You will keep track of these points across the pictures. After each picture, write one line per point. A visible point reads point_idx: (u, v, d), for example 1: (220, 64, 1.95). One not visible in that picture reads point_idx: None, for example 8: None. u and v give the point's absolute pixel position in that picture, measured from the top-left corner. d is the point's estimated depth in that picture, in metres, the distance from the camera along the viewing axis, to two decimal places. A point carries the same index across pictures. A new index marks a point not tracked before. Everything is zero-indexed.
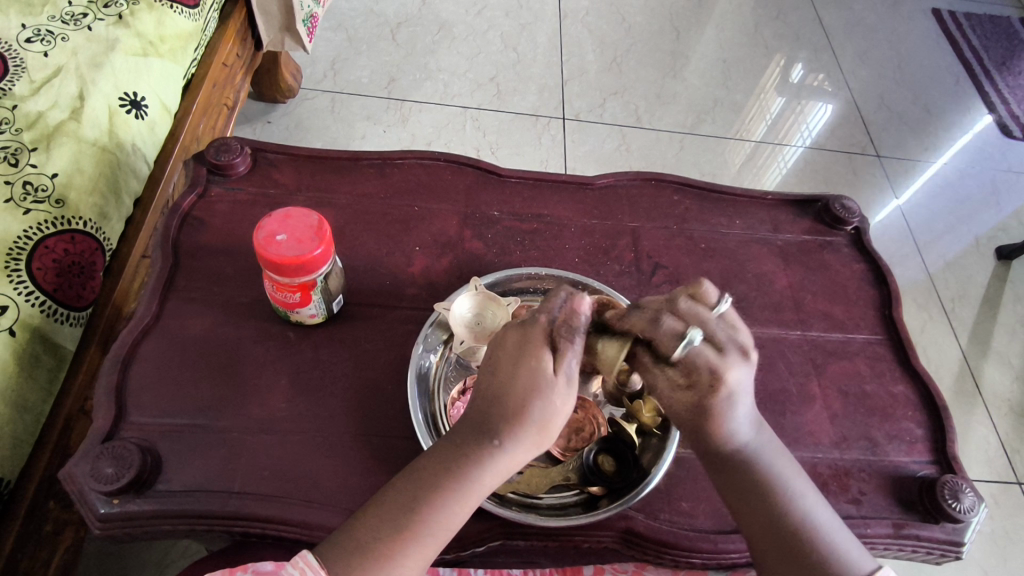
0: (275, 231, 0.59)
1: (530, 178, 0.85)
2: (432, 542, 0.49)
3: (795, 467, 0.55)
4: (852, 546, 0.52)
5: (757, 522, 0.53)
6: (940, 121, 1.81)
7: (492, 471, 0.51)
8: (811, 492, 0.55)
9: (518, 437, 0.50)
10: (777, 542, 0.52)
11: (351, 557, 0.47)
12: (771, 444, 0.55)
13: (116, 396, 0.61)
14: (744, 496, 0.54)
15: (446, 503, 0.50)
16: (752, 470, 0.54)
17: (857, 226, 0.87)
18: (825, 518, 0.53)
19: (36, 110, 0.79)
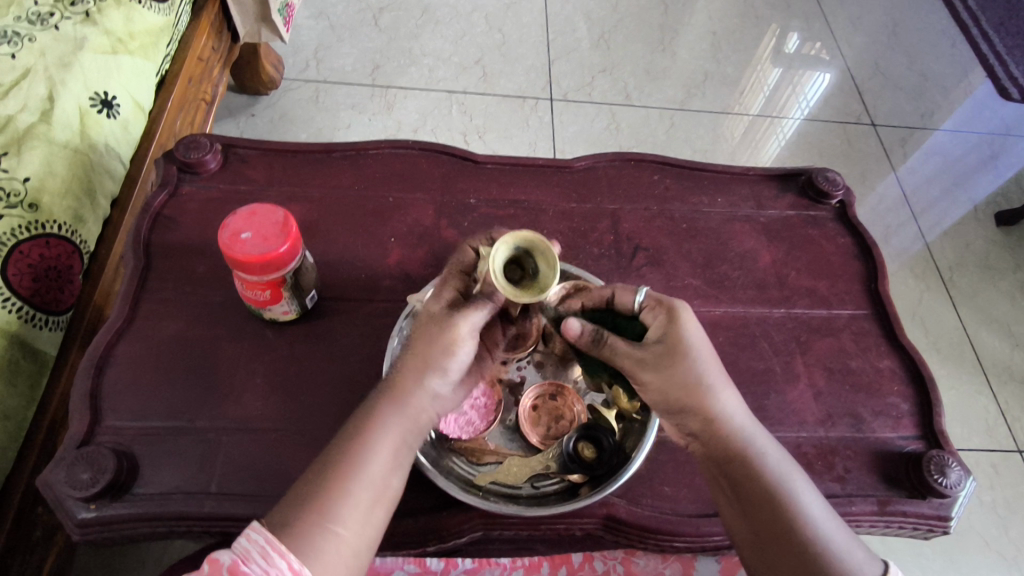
0: (239, 229, 0.58)
1: (507, 163, 0.83)
2: (360, 484, 0.47)
3: (796, 468, 0.54)
4: (855, 547, 0.49)
5: (763, 521, 0.50)
6: (936, 87, 1.78)
7: (402, 402, 0.51)
8: (813, 494, 0.52)
9: (422, 365, 0.51)
10: (788, 541, 0.49)
11: (291, 515, 0.45)
12: (773, 445, 0.54)
13: (92, 401, 0.61)
14: (753, 493, 0.51)
15: (367, 441, 0.49)
16: (756, 460, 0.52)
17: (842, 198, 0.86)
18: (828, 519, 0.51)
19: (4, 114, 0.78)
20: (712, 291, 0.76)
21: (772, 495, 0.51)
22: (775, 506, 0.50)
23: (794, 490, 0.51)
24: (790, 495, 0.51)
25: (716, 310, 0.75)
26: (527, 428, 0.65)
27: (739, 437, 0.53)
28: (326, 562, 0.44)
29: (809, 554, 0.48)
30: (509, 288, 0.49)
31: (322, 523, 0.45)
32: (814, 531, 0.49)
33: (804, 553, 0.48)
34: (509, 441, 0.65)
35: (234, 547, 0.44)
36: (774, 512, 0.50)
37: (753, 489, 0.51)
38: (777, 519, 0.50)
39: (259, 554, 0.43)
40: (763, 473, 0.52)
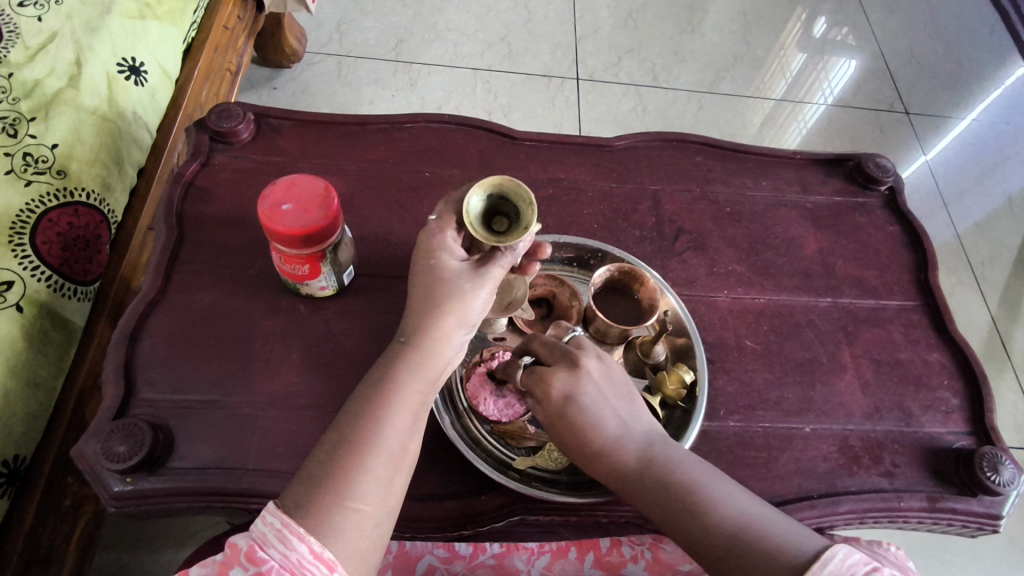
0: (279, 200, 0.56)
1: (545, 140, 0.81)
2: (378, 456, 0.45)
3: (712, 469, 0.50)
4: (792, 529, 0.44)
5: (688, 538, 0.47)
6: (973, 75, 1.73)
7: (412, 365, 0.49)
8: (736, 489, 0.48)
9: (432, 325, 0.49)
10: (713, 551, 0.45)
11: (307, 491, 0.44)
12: (681, 452, 0.52)
13: (126, 373, 0.60)
14: (664, 513, 0.48)
15: (381, 411, 0.47)
16: (658, 477, 0.50)
17: (891, 185, 0.83)
18: (757, 510, 0.46)
19: (32, 78, 0.76)
20: (756, 278, 0.74)
21: (682, 509, 0.47)
22: (690, 516, 0.47)
23: (708, 490, 0.48)
24: (699, 500, 0.47)
25: (761, 297, 0.72)
26: None
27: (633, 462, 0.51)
28: (350, 538, 0.43)
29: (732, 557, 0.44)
30: (489, 236, 0.50)
31: (342, 499, 0.43)
32: (737, 530, 0.45)
33: (731, 556, 0.44)
34: None
35: (250, 531, 0.42)
36: (690, 523, 0.46)
37: (664, 509, 0.48)
38: (693, 531, 0.46)
39: (276, 537, 0.41)
40: (671, 485, 0.49)
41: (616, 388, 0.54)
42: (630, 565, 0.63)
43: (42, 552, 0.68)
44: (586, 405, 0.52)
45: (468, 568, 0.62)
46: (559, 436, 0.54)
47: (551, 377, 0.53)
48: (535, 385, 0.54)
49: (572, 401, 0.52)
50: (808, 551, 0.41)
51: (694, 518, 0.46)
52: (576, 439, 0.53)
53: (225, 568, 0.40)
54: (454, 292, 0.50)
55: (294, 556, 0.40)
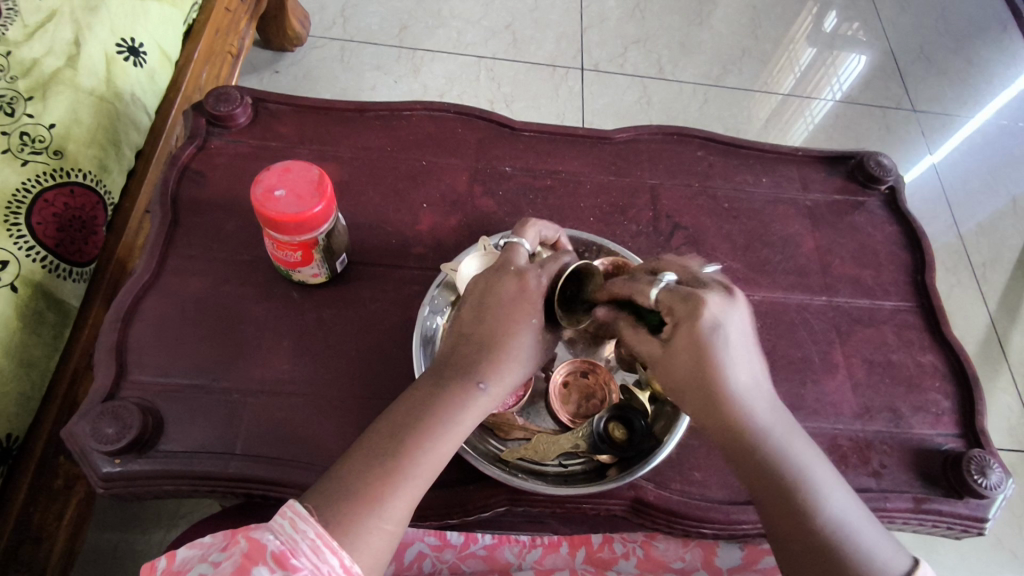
0: (273, 185, 0.56)
1: (545, 132, 0.80)
2: (419, 488, 0.47)
3: (821, 454, 0.48)
4: (882, 543, 0.44)
5: (780, 518, 0.45)
6: (983, 75, 1.71)
7: (473, 411, 0.50)
8: (838, 481, 0.47)
9: (502, 378, 0.51)
10: (802, 542, 0.44)
11: (341, 505, 0.44)
12: (795, 426, 0.48)
13: (117, 355, 0.60)
14: (766, 488, 0.46)
15: (434, 447, 0.48)
16: (770, 450, 0.47)
17: (892, 184, 0.82)
18: (858, 516, 0.45)
19: (30, 57, 0.76)
20: (752, 275, 0.73)
21: (790, 493, 0.45)
22: (791, 500, 0.45)
23: (815, 483, 0.46)
24: (809, 492, 0.45)
25: (755, 294, 0.72)
26: (558, 406, 0.63)
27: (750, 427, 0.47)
28: (379, 560, 0.44)
29: (827, 556, 0.43)
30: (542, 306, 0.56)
31: (382, 520, 0.44)
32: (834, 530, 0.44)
33: (817, 555, 0.43)
34: (538, 417, 0.64)
35: (279, 532, 0.41)
36: (792, 509, 0.45)
37: (767, 483, 0.46)
38: (794, 519, 0.45)
39: (310, 547, 0.41)
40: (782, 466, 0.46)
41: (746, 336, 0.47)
42: (621, 562, 0.65)
43: (34, 530, 0.69)
44: (729, 353, 0.46)
45: (458, 557, 0.63)
46: (681, 374, 0.47)
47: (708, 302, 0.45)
48: (683, 313, 0.46)
49: (720, 341, 0.46)
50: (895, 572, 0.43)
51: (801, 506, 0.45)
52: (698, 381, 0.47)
53: (249, 562, 0.39)
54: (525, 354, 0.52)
55: (326, 568, 0.40)
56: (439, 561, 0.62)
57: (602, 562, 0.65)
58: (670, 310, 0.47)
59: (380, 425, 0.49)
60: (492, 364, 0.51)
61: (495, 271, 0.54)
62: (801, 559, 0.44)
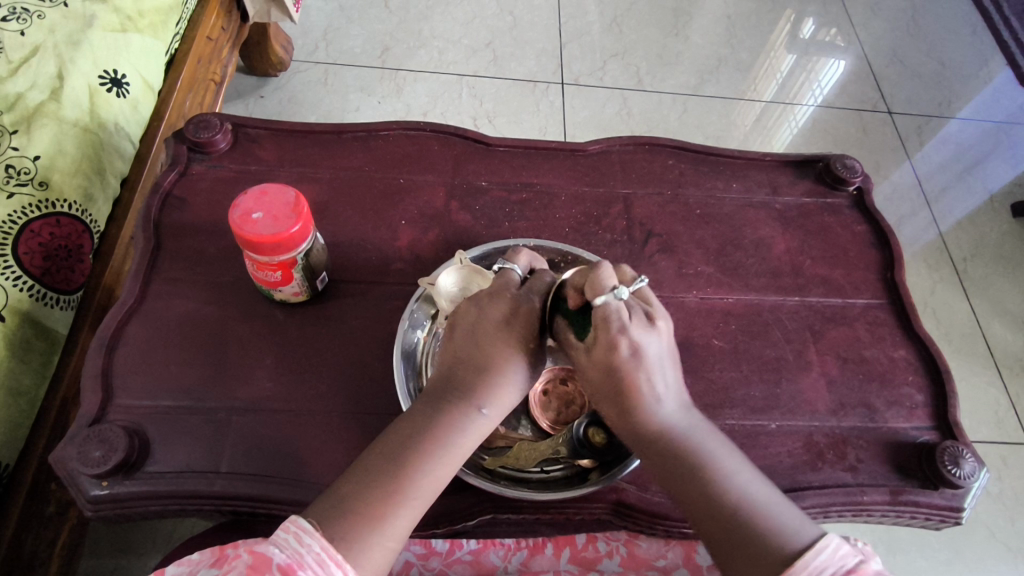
0: (250, 209, 0.57)
1: (519, 146, 0.82)
2: (420, 508, 0.48)
3: (732, 446, 0.51)
4: (793, 518, 0.45)
5: (695, 506, 0.48)
6: (955, 75, 1.75)
7: (471, 432, 0.52)
8: (746, 467, 0.50)
9: (498, 400, 0.54)
10: (723, 530, 0.46)
11: (346, 522, 0.44)
12: (705, 428, 0.52)
13: (103, 379, 0.61)
14: (686, 486, 0.49)
15: (434, 465, 0.49)
16: (684, 446, 0.50)
17: (859, 185, 0.84)
18: (766, 497, 0.47)
19: (14, 92, 0.77)
20: (725, 279, 0.75)
21: (706, 482, 0.48)
22: (705, 490, 0.48)
23: (728, 470, 0.49)
24: (720, 477, 0.48)
25: (730, 297, 0.74)
26: (538, 413, 0.64)
27: (665, 425, 0.51)
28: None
29: (733, 533, 0.45)
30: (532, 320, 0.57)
31: (385, 537, 0.45)
32: (751, 512, 0.46)
33: (734, 538, 0.45)
34: (520, 426, 0.65)
35: (284, 546, 0.41)
36: (700, 497, 0.48)
37: (681, 477, 0.49)
38: (705, 504, 0.47)
39: (314, 560, 0.41)
40: (695, 459, 0.50)
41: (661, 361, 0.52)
42: (605, 561, 0.65)
43: (25, 557, 0.69)
44: (649, 364, 0.52)
45: (444, 564, 0.63)
46: (598, 383, 0.53)
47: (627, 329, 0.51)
48: (604, 335, 0.52)
49: (637, 357, 0.51)
50: (802, 541, 0.43)
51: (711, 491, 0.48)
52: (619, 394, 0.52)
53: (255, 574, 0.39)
54: (523, 375, 0.55)
55: None
56: (425, 569, 0.63)
57: (585, 562, 0.65)
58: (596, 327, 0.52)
59: (382, 444, 0.50)
60: (491, 385, 0.53)
61: (490, 291, 0.58)
62: (719, 541, 0.46)
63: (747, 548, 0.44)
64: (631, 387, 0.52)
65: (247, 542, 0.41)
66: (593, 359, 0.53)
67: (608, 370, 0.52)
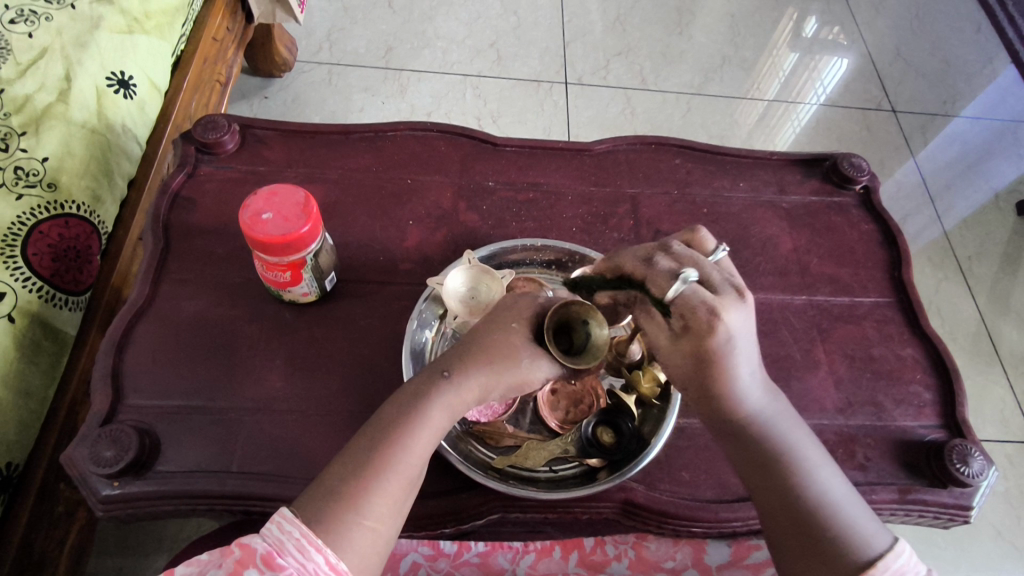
0: (260, 209, 0.57)
1: (526, 146, 0.82)
2: (397, 484, 0.47)
3: (807, 433, 0.52)
4: (865, 520, 0.48)
5: (773, 500, 0.49)
6: (960, 73, 1.74)
7: (444, 405, 0.50)
8: (824, 460, 0.51)
9: (475, 375, 0.50)
10: (791, 519, 0.48)
11: (322, 505, 0.45)
12: (784, 412, 0.51)
13: (113, 380, 0.61)
14: (761, 474, 0.50)
15: (405, 442, 0.48)
16: (764, 437, 0.50)
17: (866, 184, 0.84)
18: (841, 495, 0.49)
19: (22, 94, 0.77)
20: None
21: (783, 476, 0.49)
22: (781, 481, 0.49)
23: (804, 461, 0.50)
24: (798, 473, 0.49)
25: None
26: (546, 412, 0.65)
27: (749, 415, 0.50)
28: (362, 558, 0.45)
29: (811, 533, 0.47)
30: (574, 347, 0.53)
31: (362, 519, 0.45)
32: (824, 509, 0.48)
33: (806, 534, 0.47)
34: (529, 425, 0.65)
35: (267, 535, 0.43)
36: (779, 491, 0.49)
37: (759, 470, 0.50)
38: (782, 501, 0.48)
39: (295, 546, 0.43)
40: (775, 451, 0.50)
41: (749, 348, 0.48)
42: (614, 564, 0.65)
43: (35, 558, 0.69)
44: (738, 354, 0.48)
45: (452, 566, 0.64)
46: (686, 374, 0.49)
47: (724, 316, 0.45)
48: (696, 325, 0.46)
49: (729, 349, 0.47)
50: (876, 548, 0.46)
51: (788, 487, 0.49)
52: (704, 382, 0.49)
53: (241, 567, 0.42)
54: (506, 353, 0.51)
55: (312, 566, 0.43)
56: (433, 571, 0.63)
57: (594, 565, 0.65)
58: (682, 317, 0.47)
59: (364, 424, 0.50)
60: (468, 361, 0.51)
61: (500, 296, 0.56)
62: (792, 539, 0.48)
63: (821, 549, 0.46)
64: (718, 381, 0.49)
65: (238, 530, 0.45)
66: (676, 345, 0.49)
67: (693, 361, 0.48)
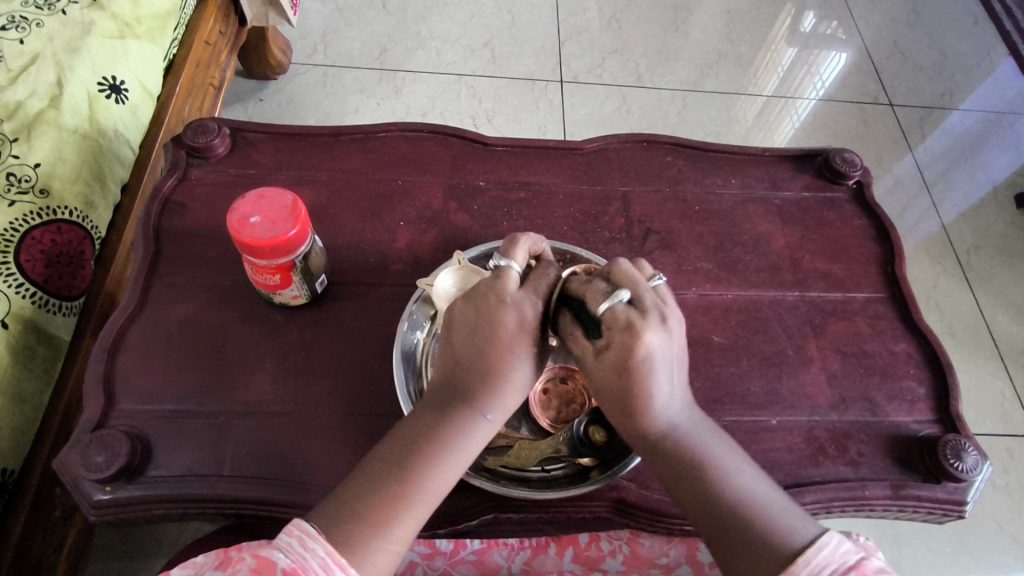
0: (248, 212, 0.57)
1: (517, 146, 0.82)
2: (424, 511, 0.48)
3: (726, 440, 0.52)
4: (794, 516, 0.46)
5: (694, 505, 0.49)
6: (957, 66, 1.74)
7: (476, 438, 0.51)
8: (749, 468, 0.50)
9: (503, 407, 0.52)
10: (716, 525, 0.47)
11: (348, 528, 0.45)
12: (704, 423, 0.52)
13: (105, 384, 0.61)
14: (682, 483, 0.50)
15: (438, 472, 0.49)
16: (679, 444, 0.50)
17: (859, 179, 0.84)
18: (769, 497, 0.48)
19: (14, 100, 0.77)
20: (725, 275, 0.75)
21: (705, 483, 0.49)
22: (700, 485, 0.49)
23: (722, 467, 0.50)
24: (720, 477, 0.49)
25: (729, 293, 0.74)
26: (538, 412, 0.64)
27: (664, 427, 0.51)
28: None
29: (736, 533, 0.46)
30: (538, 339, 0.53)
31: (389, 542, 0.46)
32: (750, 513, 0.47)
33: (730, 535, 0.46)
34: (520, 425, 0.64)
35: (288, 550, 0.42)
36: (700, 497, 0.49)
37: (678, 477, 0.50)
38: (706, 508, 0.48)
39: (318, 565, 0.42)
40: (692, 456, 0.50)
41: (675, 364, 0.50)
42: (609, 560, 0.65)
43: (32, 562, 0.70)
44: (660, 370, 0.49)
45: (448, 564, 0.64)
46: (609, 385, 0.50)
47: (644, 335, 0.47)
48: (620, 340, 0.48)
49: (651, 366, 0.48)
50: (803, 540, 0.44)
51: (709, 492, 0.48)
52: (628, 396, 0.49)
53: None
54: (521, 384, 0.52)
55: None
56: (429, 569, 0.63)
57: (589, 561, 0.65)
58: (608, 330, 0.49)
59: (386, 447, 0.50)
60: (495, 393, 0.51)
61: (488, 288, 0.52)
62: (720, 543, 0.47)
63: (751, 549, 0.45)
64: (640, 393, 0.49)
65: (256, 543, 0.43)
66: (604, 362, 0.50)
67: (617, 373, 0.49)
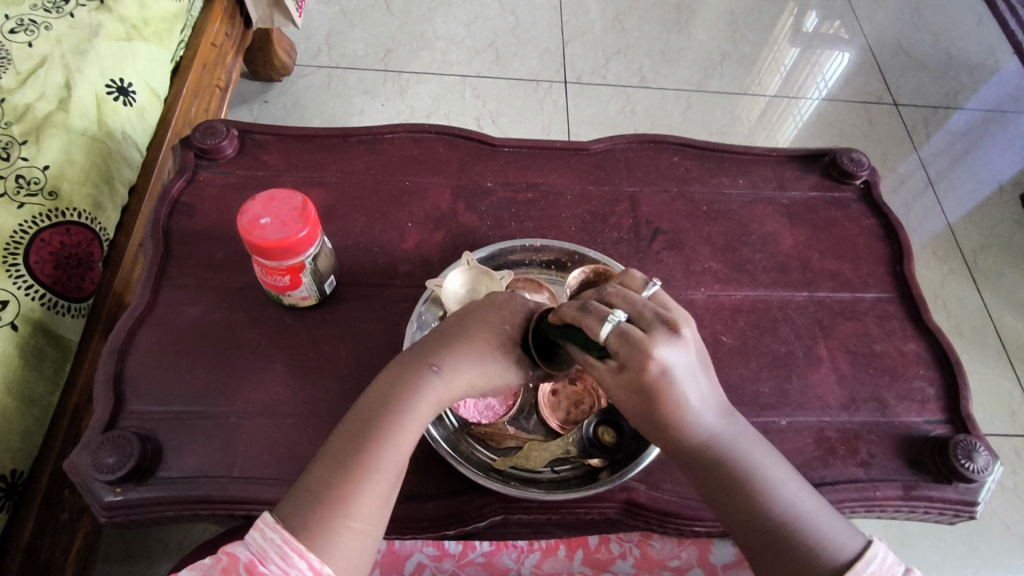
0: (258, 214, 0.57)
1: (524, 146, 0.82)
2: (383, 482, 0.48)
3: (765, 445, 0.51)
4: (835, 527, 0.47)
5: (738, 516, 0.49)
6: (962, 65, 1.73)
7: (430, 403, 0.50)
8: (789, 474, 0.50)
9: (461, 373, 0.51)
10: (761, 537, 0.47)
11: (308, 510, 0.46)
12: (744, 429, 0.51)
13: (116, 386, 0.62)
14: (725, 495, 0.49)
15: (393, 442, 0.49)
16: (721, 456, 0.49)
17: (867, 179, 0.84)
18: (809, 504, 0.48)
19: (23, 103, 0.78)
20: (733, 275, 0.75)
21: (747, 494, 0.49)
22: (745, 497, 0.48)
23: (766, 475, 0.49)
24: (762, 488, 0.49)
25: (738, 294, 0.74)
26: (547, 413, 0.64)
27: (702, 438, 0.49)
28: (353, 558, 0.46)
29: (781, 547, 0.47)
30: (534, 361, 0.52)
31: (350, 519, 0.46)
32: (793, 523, 0.47)
33: (776, 548, 0.47)
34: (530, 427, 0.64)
35: (250, 543, 0.44)
36: (742, 509, 0.48)
37: (720, 489, 0.49)
38: (751, 520, 0.48)
39: (277, 554, 0.43)
40: (734, 467, 0.49)
41: (697, 372, 0.47)
42: (619, 562, 0.65)
43: (42, 563, 0.70)
44: (680, 382, 0.46)
45: (458, 566, 0.63)
46: (633, 402, 0.47)
47: (655, 351, 0.43)
48: (631, 357, 0.44)
49: (670, 379, 0.45)
50: (848, 554, 0.46)
51: (751, 503, 0.48)
52: (655, 418, 0.48)
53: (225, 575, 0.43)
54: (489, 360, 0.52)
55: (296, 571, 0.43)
56: (438, 571, 0.63)
57: (599, 563, 0.65)
58: (618, 353, 0.44)
59: (349, 423, 0.50)
60: (455, 360, 0.51)
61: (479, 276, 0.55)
62: (765, 555, 0.47)
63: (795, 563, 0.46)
64: (667, 407, 0.47)
65: (231, 534, 0.46)
66: (620, 379, 0.46)
67: (639, 393, 0.46)
